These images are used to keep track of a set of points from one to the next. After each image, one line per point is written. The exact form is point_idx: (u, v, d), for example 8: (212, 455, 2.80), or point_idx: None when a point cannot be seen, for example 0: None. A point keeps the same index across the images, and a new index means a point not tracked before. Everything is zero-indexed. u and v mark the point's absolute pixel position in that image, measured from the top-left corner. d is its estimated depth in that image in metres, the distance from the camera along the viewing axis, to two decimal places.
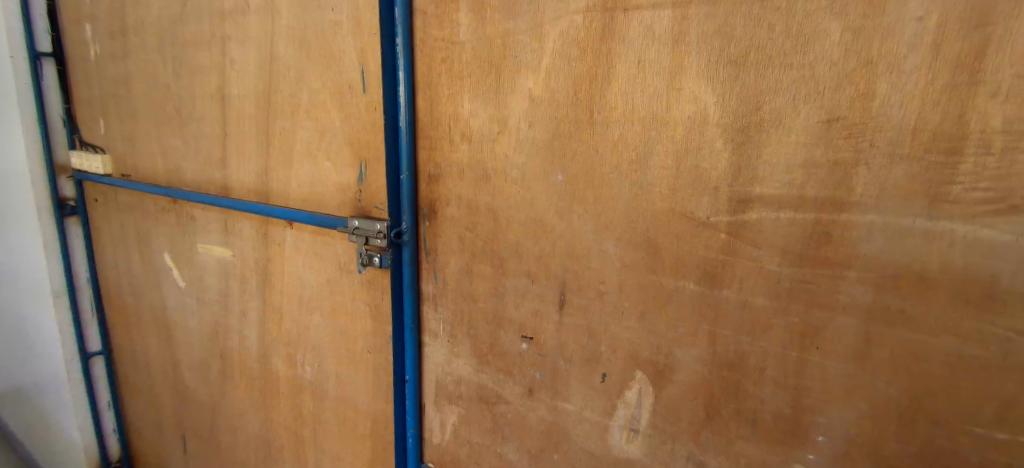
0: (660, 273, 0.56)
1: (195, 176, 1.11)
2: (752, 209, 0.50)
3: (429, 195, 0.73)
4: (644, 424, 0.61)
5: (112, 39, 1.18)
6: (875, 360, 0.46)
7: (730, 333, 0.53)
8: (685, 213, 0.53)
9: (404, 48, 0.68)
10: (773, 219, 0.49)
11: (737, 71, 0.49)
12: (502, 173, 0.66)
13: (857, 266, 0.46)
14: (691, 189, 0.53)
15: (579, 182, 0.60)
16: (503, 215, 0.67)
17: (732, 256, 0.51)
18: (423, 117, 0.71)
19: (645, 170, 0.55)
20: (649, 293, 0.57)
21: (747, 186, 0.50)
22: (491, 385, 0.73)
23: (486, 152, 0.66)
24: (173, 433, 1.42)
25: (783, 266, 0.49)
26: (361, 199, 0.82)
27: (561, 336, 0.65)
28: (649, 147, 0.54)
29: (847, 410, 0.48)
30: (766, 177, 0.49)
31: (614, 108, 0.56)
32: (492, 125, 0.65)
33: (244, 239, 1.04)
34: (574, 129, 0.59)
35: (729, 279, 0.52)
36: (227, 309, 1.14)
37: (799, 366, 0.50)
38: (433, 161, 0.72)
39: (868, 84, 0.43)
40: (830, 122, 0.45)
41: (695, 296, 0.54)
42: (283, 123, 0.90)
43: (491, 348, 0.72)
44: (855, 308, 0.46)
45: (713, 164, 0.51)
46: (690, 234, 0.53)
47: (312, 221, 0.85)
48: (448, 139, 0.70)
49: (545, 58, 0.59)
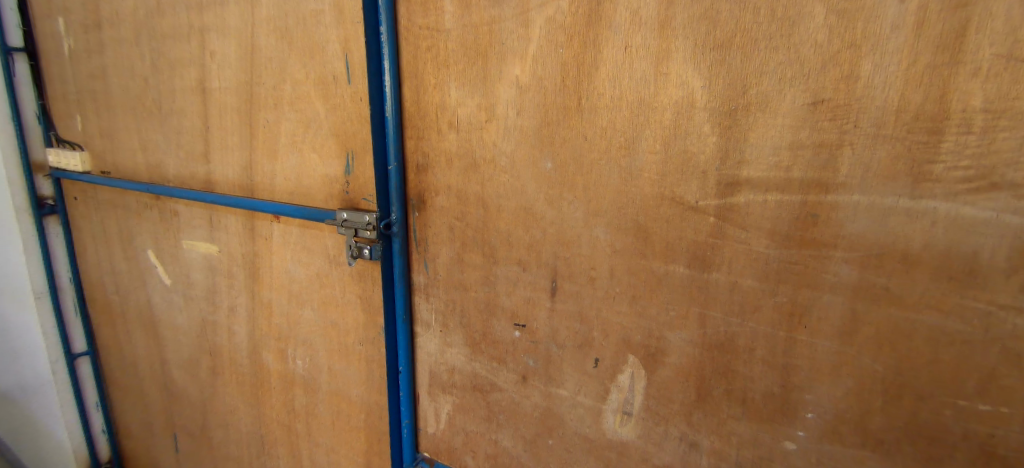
0: (650, 258, 0.57)
1: (177, 172, 1.09)
2: (740, 193, 0.50)
3: (417, 185, 0.73)
4: (638, 407, 0.61)
5: (86, 32, 1.14)
6: (862, 338, 0.47)
7: (720, 315, 0.54)
8: (674, 198, 0.54)
9: (388, 36, 0.67)
10: (761, 202, 0.49)
11: (723, 55, 0.49)
12: (490, 161, 0.65)
13: (842, 245, 0.47)
14: (680, 174, 0.53)
15: (568, 168, 0.60)
16: (493, 204, 0.66)
17: (720, 239, 0.52)
18: (409, 106, 0.70)
19: (634, 156, 0.55)
20: (640, 278, 0.58)
21: (734, 170, 0.50)
22: (484, 373, 0.73)
23: (475, 140, 0.66)
24: (164, 432, 1.41)
25: (770, 247, 0.50)
26: (348, 190, 0.81)
27: (553, 322, 0.65)
28: (638, 133, 0.54)
29: (835, 388, 0.50)
30: (753, 160, 0.49)
31: (602, 94, 0.56)
32: (480, 113, 0.64)
33: (230, 235, 1.03)
34: (563, 116, 0.59)
35: (718, 261, 0.53)
36: (215, 305, 1.13)
37: (788, 345, 0.51)
38: (420, 150, 0.71)
39: (852, 66, 0.44)
40: (815, 105, 0.46)
41: (685, 279, 0.55)
42: (266, 116, 0.88)
43: (484, 337, 0.72)
44: (842, 287, 0.47)
45: (701, 148, 0.51)
46: (679, 218, 0.54)
47: (300, 215, 0.84)
48: (435, 128, 0.69)
49: (532, 44, 0.59)
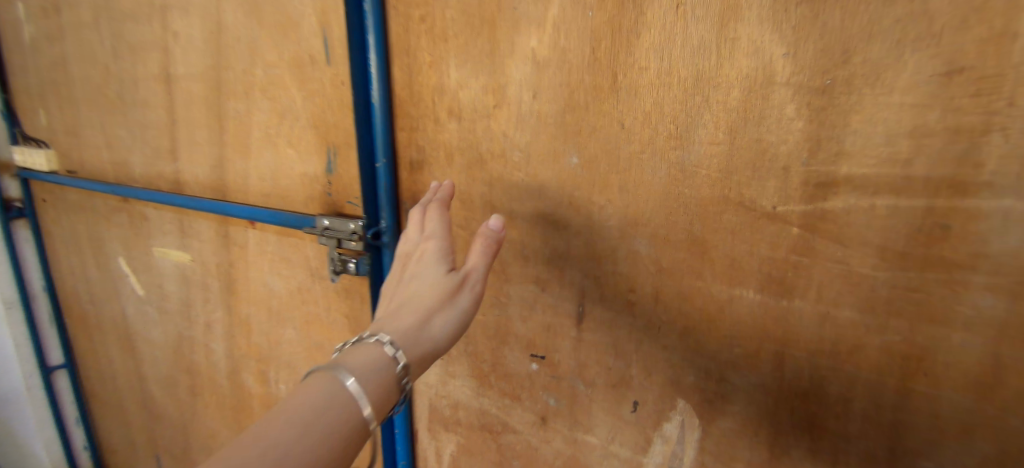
0: (708, 279, 0.44)
1: (145, 171, 0.96)
2: (836, 194, 0.38)
3: (411, 187, 0.61)
4: (688, 462, 0.50)
5: (44, 17, 1.02)
6: (1007, 394, 0.35)
7: (803, 355, 0.41)
8: (743, 202, 0.41)
9: (372, 4, 0.54)
10: (867, 208, 0.37)
11: (816, 10, 0.36)
12: (501, 157, 0.53)
13: (984, 269, 0.34)
14: (751, 171, 0.41)
15: (598, 165, 0.47)
16: (506, 209, 0.54)
17: (808, 257, 0.40)
18: (401, 91, 0.58)
19: (687, 148, 0.43)
20: (695, 305, 0.45)
21: (830, 165, 0.37)
22: (495, 411, 0.61)
23: (481, 131, 0.53)
24: (147, 453, 1.30)
25: (878, 269, 0.37)
26: (330, 192, 0.68)
27: (580, 356, 0.53)
28: (694, 117, 0.42)
29: (964, 455, 0.37)
30: (855, 151, 0.36)
31: (645, 69, 0.43)
32: (486, 97, 0.52)
33: (203, 243, 0.90)
34: (595, 98, 0.46)
35: (803, 285, 0.40)
36: (191, 320, 1.01)
37: (898, 397, 0.39)
38: (415, 145, 0.59)
39: (1010, 21, 0.31)
40: (950, 75, 0.33)
41: (756, 308, 0.42)
42: (237, 106, 0.76)
43: (494, 369, 0.60)
44: (982, 326, 0.35)
45: (782, 136, 0.39)
46: (749, 229, 0.41)
47: (276, 221, 0.72)
48: (432, 116, 0.56)
49: (552, 8, 0.46)
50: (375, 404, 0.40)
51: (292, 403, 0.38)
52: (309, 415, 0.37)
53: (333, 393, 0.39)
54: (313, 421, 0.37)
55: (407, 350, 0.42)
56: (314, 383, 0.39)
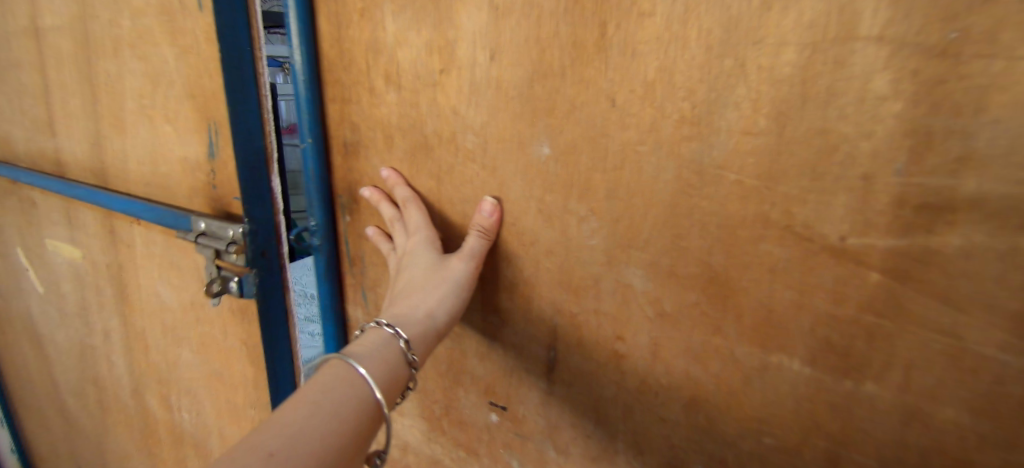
0: (729, 335, 0.31)
1: (27, 149, 0.77)
2: (950, 228, 0.22)
3: (344, 177, 0.46)
4: None
5: None
6: None
7: (869, 461, 0.28)
8: (790, 227, 0.27)
9: None
10: (1003, 252, 0.21)
11: None
12: (454, 142, 0.38)
13: None
14: (809, 181, 0.25)
15: (578, 161, 0.33)
16: (459, 215, 0.40)
17: (890, 321, 0.25)
18: (322, 47, 0.42)
19: (708, 140, 0.28)
20: (710, 369, 0.32)
21: (946, 178, 0.22)
22: (449, 466, 0.48)
23: (427, 103, 0.38)
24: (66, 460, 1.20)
25: (1010, 355, 0.22)
26: (215, 184, 0.53)
27: (553, 416, 0.40)
28: (723, 93, 0.27)
29: None
30: (998, 154, 0.21)
31: (649, 17, 0.28)
32: (430, 58, 0.37)
33: (89, 240, 0.74)
34: (576, 57, 0.31)
35: (878, 364, 0.26)
36: (95, 325, 0.85)
37: None
38: (341, 121, 0.43)
39: None
40: None
41: (799, 385, 0.29)
42: (106, 67, 0.59)
43: (447, 416, 0.46)
44: None
45: (862, 127, 0.23)
46: (794, 270, 0.27)
47: (151, 217, 0.55)
48: (363, 83, 0.41)
49: None
50: (385, 393, 0.31)
51: (284, 409, 0.28)
52: (317, 409, 0.28)
53: (338, 385, 0.29)
54: (316, 421, 0.27)
55: (412, 326, 0.34)
56: (310, 379, 0.30)
